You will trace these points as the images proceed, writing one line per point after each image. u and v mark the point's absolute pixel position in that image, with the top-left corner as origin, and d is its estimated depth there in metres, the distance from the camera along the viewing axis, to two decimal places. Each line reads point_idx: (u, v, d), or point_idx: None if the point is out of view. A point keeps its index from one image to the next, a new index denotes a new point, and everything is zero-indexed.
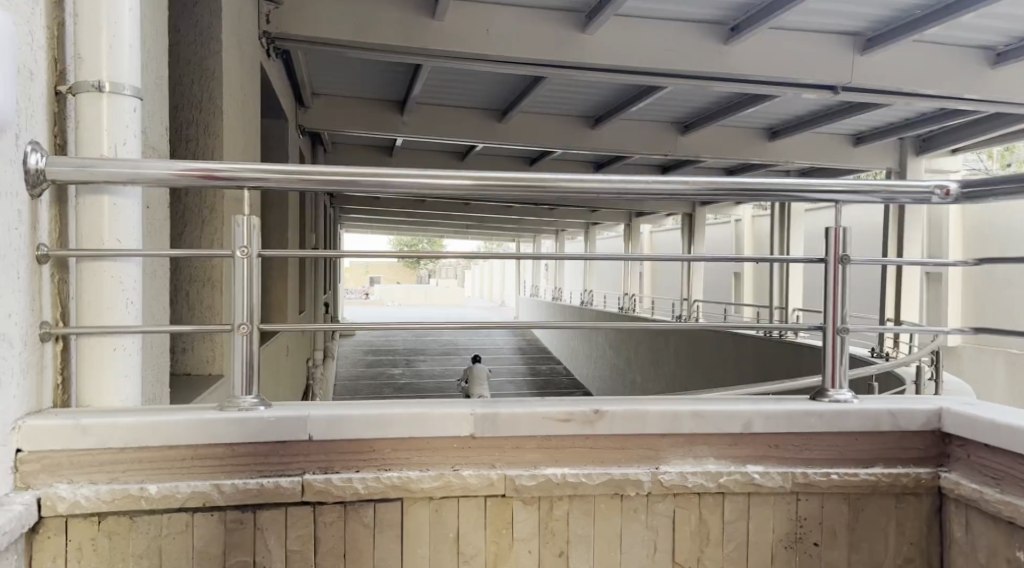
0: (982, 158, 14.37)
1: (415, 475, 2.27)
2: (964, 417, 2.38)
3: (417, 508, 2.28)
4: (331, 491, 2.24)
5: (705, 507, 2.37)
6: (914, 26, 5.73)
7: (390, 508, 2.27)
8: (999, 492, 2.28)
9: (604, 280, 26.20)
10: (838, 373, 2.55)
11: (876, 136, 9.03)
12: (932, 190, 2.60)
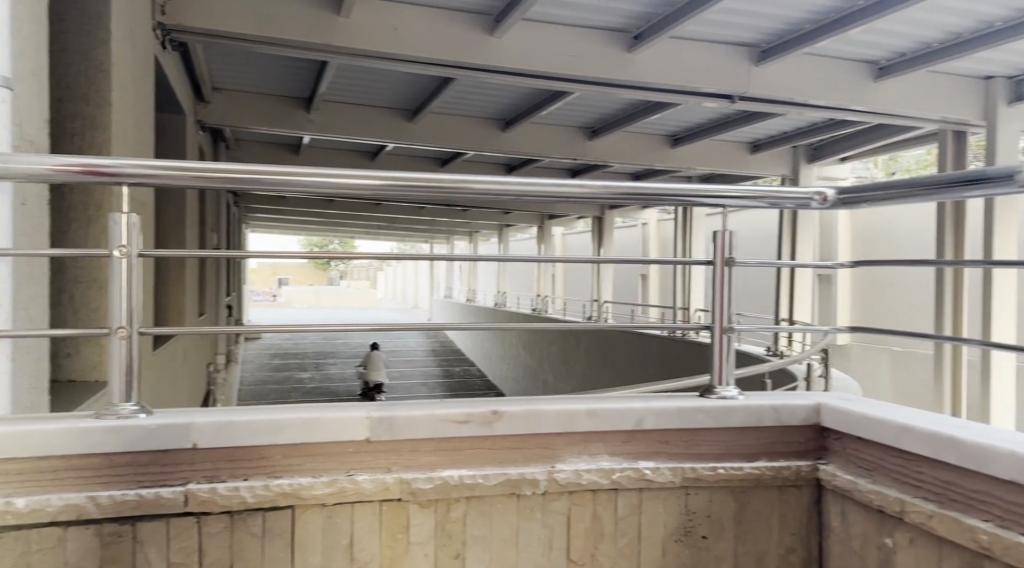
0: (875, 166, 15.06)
1: (306, 482, 2.23)
2: (840, 412, 2.48)
3: (308, 514, 2.23)
4: (216, 501, 2.18)
5: (599, 504, 2.40)
6: (806, 39, 5.96)
7: (279, 516, 2.22)
8: (870, 482, 2.38)
9: (516, 282, 26.34)
10: (724, 371, 2.63)
11: (772, 144, 9.36)
12: (811, 197, 2.71)
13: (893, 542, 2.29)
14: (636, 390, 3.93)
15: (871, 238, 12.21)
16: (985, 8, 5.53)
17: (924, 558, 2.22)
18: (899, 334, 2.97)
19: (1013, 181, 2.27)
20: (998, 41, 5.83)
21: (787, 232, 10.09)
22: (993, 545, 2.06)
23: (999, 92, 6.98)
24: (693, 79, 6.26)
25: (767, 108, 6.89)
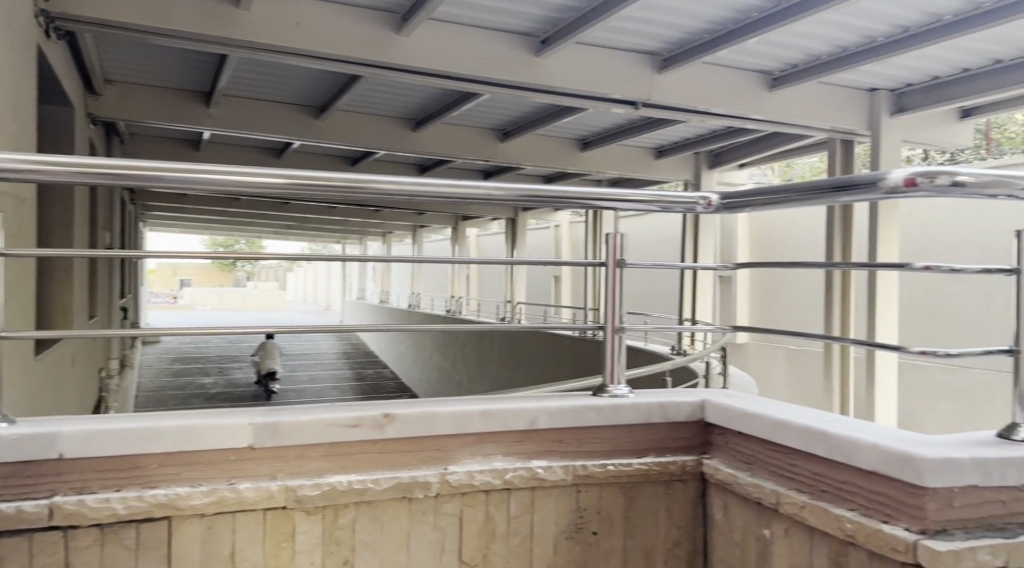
0: (777, 171, 15.58)
1: (183, 492, 2.16)
2: (723, 408, 2.57)
3: (186, 525, 2.17)
4: (84, 514, 2.09)
5: (491, 503, 2.41)
6: (704, 48, 6.12)
7: (155, 527, 2.15)
8: (750, 475, 2.46)
9: (429, 283, 26.24)
10: (616, 369, 2.68)
11: (675, 149, 9.58)
12: (696, 201, 2.79)
13: (770, 533, 2.38)
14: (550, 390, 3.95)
15: (771, 241, 12.63)
16: (870, 24, 5.78)
17: (797, 546, 2.31)
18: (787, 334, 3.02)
19: (876, 187, 2.29)
20: (882, 56, 6.11)
21: (690, 235, 10.33)
22: (857, 533, 2.14)
23: (883, 105, 7.34)
24: (595, 83, 6.34)
25: (668, 114, 7.04)
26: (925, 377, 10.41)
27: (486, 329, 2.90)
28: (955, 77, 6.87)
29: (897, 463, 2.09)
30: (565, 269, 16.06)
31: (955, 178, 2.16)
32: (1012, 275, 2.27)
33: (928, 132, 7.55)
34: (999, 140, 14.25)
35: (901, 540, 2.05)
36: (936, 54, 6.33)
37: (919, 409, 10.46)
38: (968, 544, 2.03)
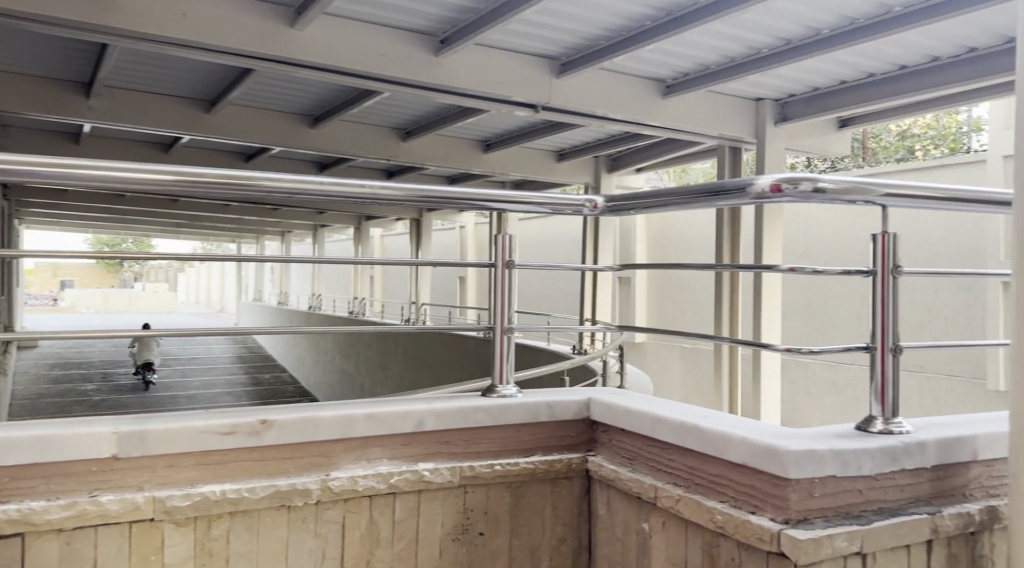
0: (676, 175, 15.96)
1: (39, 507, 2.06)
2: (606, 406, 2.63)
3: (43, 541, 2.07)
4: None
5: (375, 508, 2.38)
6: (600, 54, 6.22)
7: (7, 545, 2.04)
8: (631, 471, 2.54)
9: (331, 284, 25.83)
10: (505, 370, 2.69)
11: (576, 152, 9.71)
12: (583, 203, 2.82)
13: (648, 527, 2.46)
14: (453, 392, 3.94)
15: (668, 243, 12.93)
16: (757, 35, 5.98)
17: (673, 539, 2.39)
18: (655, 332, 3.06)
19: (745, 193, 2.38)
20: (768, 66, 6.33)
21: (590, 236, 10.48)
22: (727, 524, 2.23)
23: (767, 114, 7.62)
24: (493, 85, 6.34)
25: (566, 117, 7.11)
26: (808, 372, 10.85)
27: (384, 331, 2.87)
28: (833, 89, 7.21)
29: (763, 455, 2.18)
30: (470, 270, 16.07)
31: (816, 184, 2.26)
32: (869, 276, 2.39)
33: (807, 141, 7.88)
34: (876, 149, 15.03)
35: (766, 529, 2.14)
36: (818, 66, 6.60)
37: (804, 404, 10.90)
38: (827, 532, 2.12)
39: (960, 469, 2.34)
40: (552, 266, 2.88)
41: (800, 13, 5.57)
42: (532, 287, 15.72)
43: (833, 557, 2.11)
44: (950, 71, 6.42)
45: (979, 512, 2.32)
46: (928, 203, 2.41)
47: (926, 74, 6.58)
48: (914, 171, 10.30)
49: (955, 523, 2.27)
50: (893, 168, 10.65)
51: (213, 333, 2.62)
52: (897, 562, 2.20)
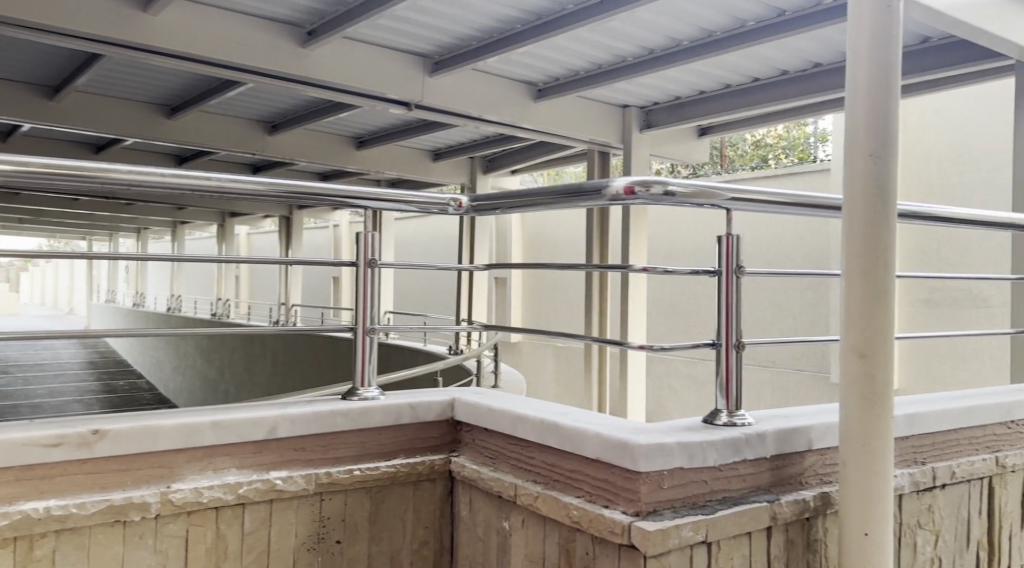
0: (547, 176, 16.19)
1: None
2: (469, 406, 2.61)
3: None
4: None
5: (222, 520, 2.29)
6: (471, 55, 6.22)
7: None
8: (493, 470, 2.55)
9: (193, 284, 24.87)
10: (367, 372, 2.60)
11: (452, 152, 9.70)
12: (448, 203, 2.78)
13: (508, 525, 2.49)
14: (320, 394, 3.81)
15: (542, 244, 13.09)
16: (622, 43, 6.11)
17: (533, 536, 2.43)
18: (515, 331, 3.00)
19: (600, 194, 2.41)
20: (634, 73, 6.48)
21: (465, 236, 10.46)
22: (582, 519, 2.29)
23: (633, 121, 7.81)
24: (362, 81, 6.21)
25: (438, 117, 7.07)
26: (672, 369, 11.20)
27: (247, 333, 2.75)
28: (693, 99, 7.47)
29: (615, 450, 2.23)
30: (342, 270, 15.80)
31: (667, 187, 2.32)
32: (715, 277, 2.50)
33: (669, 148, 8.12)
34: (732, 156, 15.66)
35: (618, 522, 2.20)
36: (679, 75, 6.81)
37: (668, 401, 11.25)
38: (674, 523, 2.20)
39: (797, 458, 2.49)
40: (420, 266, 2.84)
41: (663, 23, 5.72)
42: (405, 288, 15.61)
43: (680, 547, 2.20)
44: (798, 84, 6.74)
45: (813, 498, 2.47)
46: (777, 207, 2.52)
47: (776, 87, 6.89)
48: (768, 178, 10.79)
49: (792, 510, 2.42)
50: (750, 174, 11.12)
51: (54, 336, 2.42)
52: (739, 548, 2.33)
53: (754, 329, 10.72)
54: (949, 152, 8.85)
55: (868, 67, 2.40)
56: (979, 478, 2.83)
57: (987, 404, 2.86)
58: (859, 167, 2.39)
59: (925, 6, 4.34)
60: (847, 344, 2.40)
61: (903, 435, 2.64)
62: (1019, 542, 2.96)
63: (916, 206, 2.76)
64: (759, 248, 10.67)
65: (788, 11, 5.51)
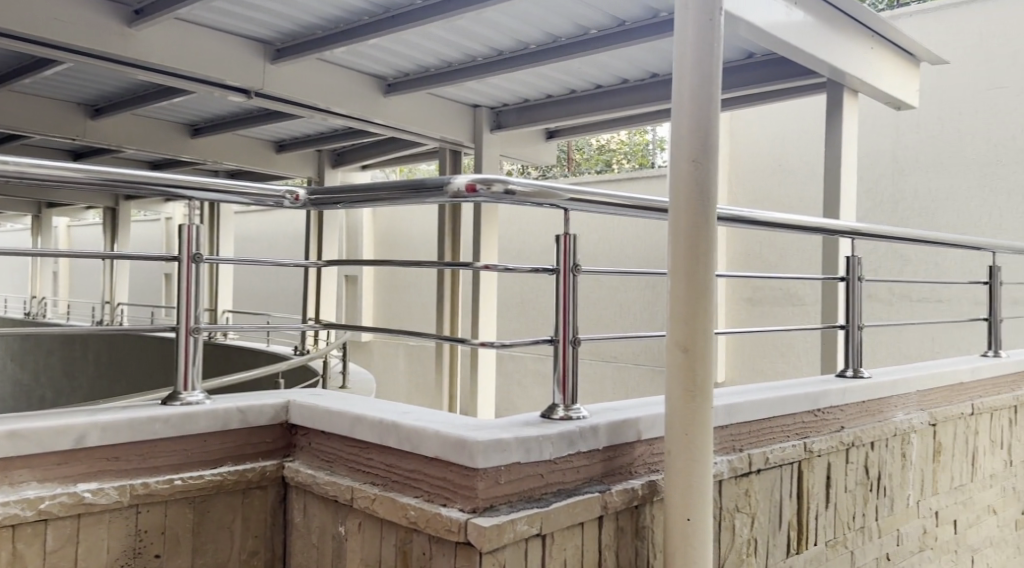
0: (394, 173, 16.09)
1: None
2: (304, 408, 2.54)
3: None
4: None
5: (21, 539, 2.13)
6: (314, 45, 6.05)
7: None
8: (328, 474, 2.50)
9: (7, 280, 23.09)
10: (191, 374, 2.48)
11: (300, 143, 9.42)
12: (284, 195, 2.68)
13: (344, 529, 2.45)
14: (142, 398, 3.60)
15: (392, 241, 12.99)
16: (469, 42, 6.13)
17: (368, 539, 2.40)
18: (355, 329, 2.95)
19: (441, 192, 2.41)
20: (482, 72, 6.51)
21: (312, 232, 10.22)
22: (419, 519, 2.27)
23: (483, 121, 7.85)
24: (198, 67, 5.93)
25: (282, 107, 6.85)
26: (522, 364, 11.37)
27: (59, 331, 2.56)
28: (541, 102, 7.58)
29: (453, 448, 2.23)
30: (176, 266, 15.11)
31: (507, 186, 2.35)
32: (552, 275, 2.54)
33: (521, 149, 8.25)
34: (579, 160, 15.99)
35: (455, 520, 2.20)
36: (526, 77, 6.89)
37: (516, 396, 11.42)
38: (510, 518, 2.22)
39: (627, 449, 2.56)
40: (256, 261, 2.73)
41: (508, 26, 5.78)
42: (246, 286, 15.07)
43: (515, 541, 2.22)
44: (639, 92, 6.97)
45: (642, 487, 2.55)
46: (609, 208, 2.59)
47: (619, 94, 7.10)
48: (610, 181, 11.10)
49: (621, 498, 2.49)
50: (594, 176, 11.42)
51: None
52: (572, 539, 2.38)
53: (597, 326, 11.01)
54: (772, 161, 9.37)
55: (692, 75, 2.49)
56: (790, 463, 3.01)
57: (797, 393, 3.05)
58: (683, 171, 2.49)
59: (749, 22, 4.58)
60: (672, 339, 2.48)
61: (723, 425, 2.77)
62: (824, 521, 3.16)
63: (739, 210, 2.89)
64: (603, 248, 10.96)
65: (628, 21, 5.69)
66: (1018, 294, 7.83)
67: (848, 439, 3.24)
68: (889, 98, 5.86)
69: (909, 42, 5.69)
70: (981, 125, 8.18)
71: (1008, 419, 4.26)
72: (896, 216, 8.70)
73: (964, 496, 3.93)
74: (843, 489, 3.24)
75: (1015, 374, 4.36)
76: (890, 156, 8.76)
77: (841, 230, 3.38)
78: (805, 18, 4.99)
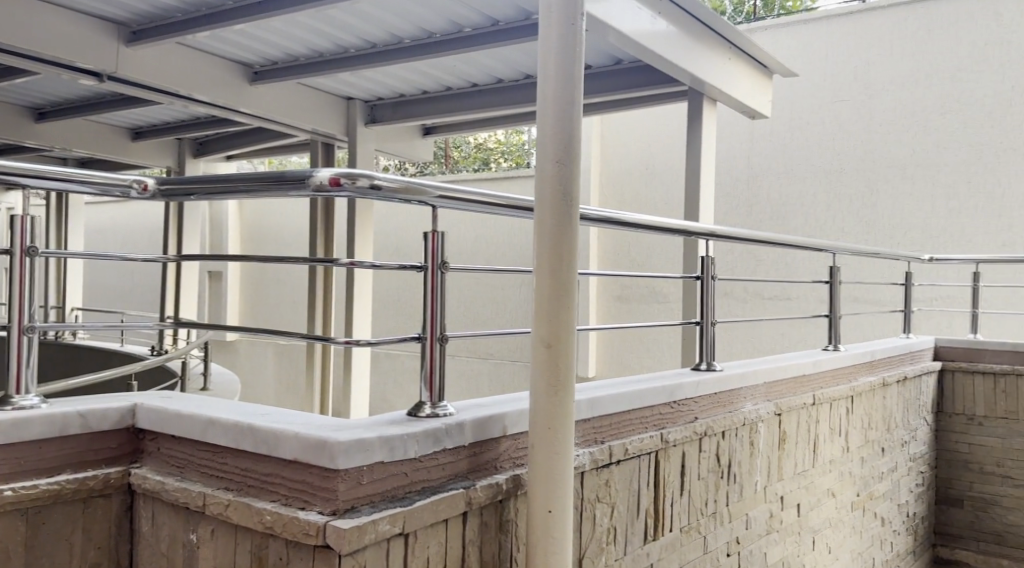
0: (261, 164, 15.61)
1: None
2: (153, 411, 2.43)
3: None
4: None
5: None
6: (174, 28, 5.79)
7: None
8: (178, 480, 2.39)
9: None
10: (24, 376, 2.32)
11: (159, 132, 9.03)
12: (130, 185, 2.53)
13: (196, 538, 2.35)
14: None
15: (261, 236, 12.63)
16: (341, 34, 6.01)
17: (222, 545, 2.31)
18: (212, 328, 2.83)
19: (304, 184, 2.34)
20: (355, 65, 6.41)
21: (173, 225, 9.80)
22: (275, 524, 2.21)
23: (357, 114, 7.71)
24: (45, 47, 5.57)
25: (138, 92, 6.52)
26: (395, 363, 11.28)
27: None
28: (417, 97, 7.53)
29: (312, 449, 2.19)
30: None
31: (373, 181, 2.31)
32: (420, 272, 2.52)
33: (397, 144, 8.17)
34: (456, 158, 15.96)
35: (312, 523, 2.15)
36: (398, 72, 6.82)
37: (391, 396, 11.33)
38: (371, 518, 2.19)
39: (492, 444, 2.57)
40: (100, 255, 2.57)
41: (380, 20, 5.71)
42: (99, 283, 14.29)
43: (377, 541, 2.19)
44: (513, 92, 7.05)
45: (505, 481, 2.56)
46: (478, 205, 2.58)
47: (494, 93, 7.16)
48: (486, 180, 11.14)
49: (486, 494, 2.49)
50: (469, 175, 11.43)
51: None
52: (435, 537, 2.36)
53: (470, 323, 11.03)
54: (640, 162, 9.61)
55: (556, 76, 2.50)
56: (647, 453, 3.09)
57: (655, 386, 3.14)
58: (547, 171, 2.50)
59: (616, 30, 4.68)
60: (536, 336, 2.50)
61: (584, 418, 2.82)
62: (678, 507, 3.26)
63: (608, 212, 2.94)
64: (477, 246, 10.99)
65: (502, 21, 5.72)
66: (858, 293, 8.36)
67: (701, 429, 3.36)
68: (746, 108, 6.11)
69: (765, 56, 5.95)
70: (827, 135, 8.64)
71: (845, 409, 4.52)
72: (751, 218, 9.09)
73: (806, 481, 4.14)
74: (695, 477, 3.35)
75: (851, 366, 4.63)
76: (746, 163, 9.14)
77: (700, 231, 3.48)
78: (671, 27, 5.14)
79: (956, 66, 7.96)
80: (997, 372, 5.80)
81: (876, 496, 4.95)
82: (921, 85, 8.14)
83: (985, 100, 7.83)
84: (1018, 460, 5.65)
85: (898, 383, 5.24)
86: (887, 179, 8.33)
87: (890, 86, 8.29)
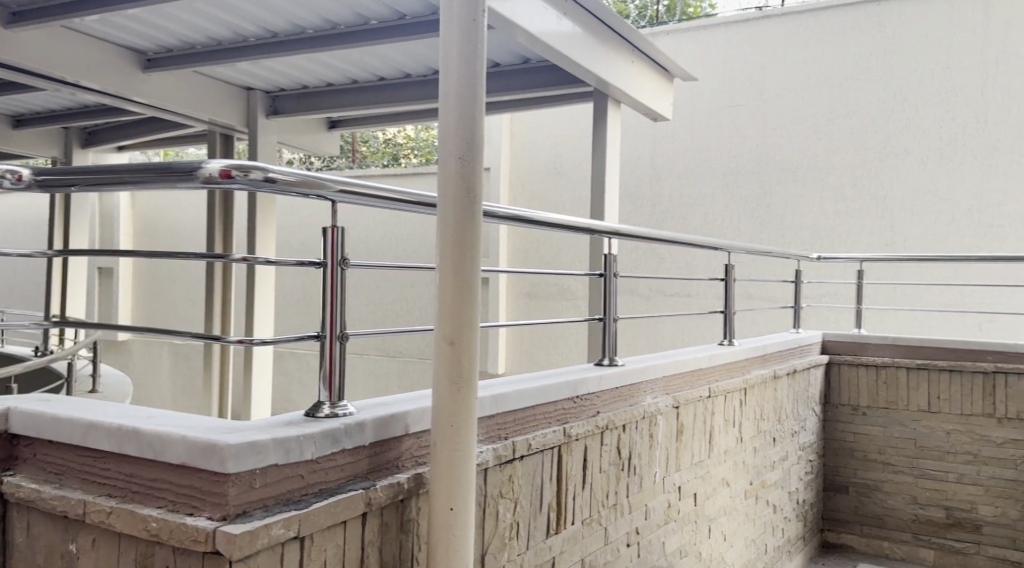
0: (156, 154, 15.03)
1: None
2: (29, 415, 2.30)
3: None
4: None
5: None
6: (60, 11, 5.52)
7: None
8: (56, 487, 2.27)
9: None
10: None
11: (43, 120, 8.61)
12: (4, 174, 2.38)
13: (75, 548, 2.23)
14: None
15: (157, 231, 12.19)
16: (241, 22, 5.84)
17: (103, 553, 2.20)
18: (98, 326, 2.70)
19: (193, 176, 2.24)
20: (255, 55, 6.24)
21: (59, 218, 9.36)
22: (161, 531, 2.12)
23: (258, 105, 7.51)
24: None
25: (19, 77, 6.18)
26: (300, 362, 11.06)
27: None
28: (321, 90, 7.39)
29: (201, 452, 2.11)
30: None
31: (266, 174, 2.24)
32: (319, 268, 2.46)
33: (300, 137, 7.99)
34: (364, 153, 15.74)
35: (201, 530, 2.07)
36: (300, 64, 6.67)
37: (295, 395, 11.10)
38: (265, 522, 2.12)
39: (394, 443, 2.53)
40: None
41: (282, 9, 5.57)
42: None
43: (270, 546, 2.12)
44: (418, 88, 6.98)
45: (407, 480, 2.52)
46: (378, 202, 2.53)
47: (399, 88, 7.08)
48: (394, 176, 11.01)
49: (386, 494, 2.44)
50: (376, 171, 11.28)
51: None
52: (332, 539, 2.30)
53: (375, 321, 10.89)
54: (547, 161, 9.67)
55: (458, 72, 2.48)
56: (551, 448, 3.10)
57: (558, 382, 3.15)
58: (450, 168, 2.47)
59: (523, 29, 4.68)
60: (438, 334, 2.46)
61: (487, 414, 2.81)
62: (581, 501, 3.28)
63: (515, 210, 2.92)
64: (385, 244, 10.87)
65: (407, 15, 5.66)
66: (754, 290, 8.61)
67: (603, 423, 3.39)
68: (647, 110, 6.20)
69: (666, 58, 6.04)
70: (724, 137, 8.87)
71: (739, 401, 4.64)
72: (654, 217, 9.26)
73: (702, 471, 4.23)
74: (597, 470, 3.38)
75: (744, 360, 4.76)
76: (648, 163, 9.30)
77: (603, 230, 3.51)
78: (576, 27, 5.18)
79: (844, 74, 8.26)
80: (879, 364, 6.05)
81: (768, 485, 5.10)
82: (812, 91, 8.42)
83: (870, 107, 8.15)
84: (897, 448, 5.95)
85: (789, 375, 5.41)
86: (780, 180, 8.60)
87: (784, 91, 8.55)
